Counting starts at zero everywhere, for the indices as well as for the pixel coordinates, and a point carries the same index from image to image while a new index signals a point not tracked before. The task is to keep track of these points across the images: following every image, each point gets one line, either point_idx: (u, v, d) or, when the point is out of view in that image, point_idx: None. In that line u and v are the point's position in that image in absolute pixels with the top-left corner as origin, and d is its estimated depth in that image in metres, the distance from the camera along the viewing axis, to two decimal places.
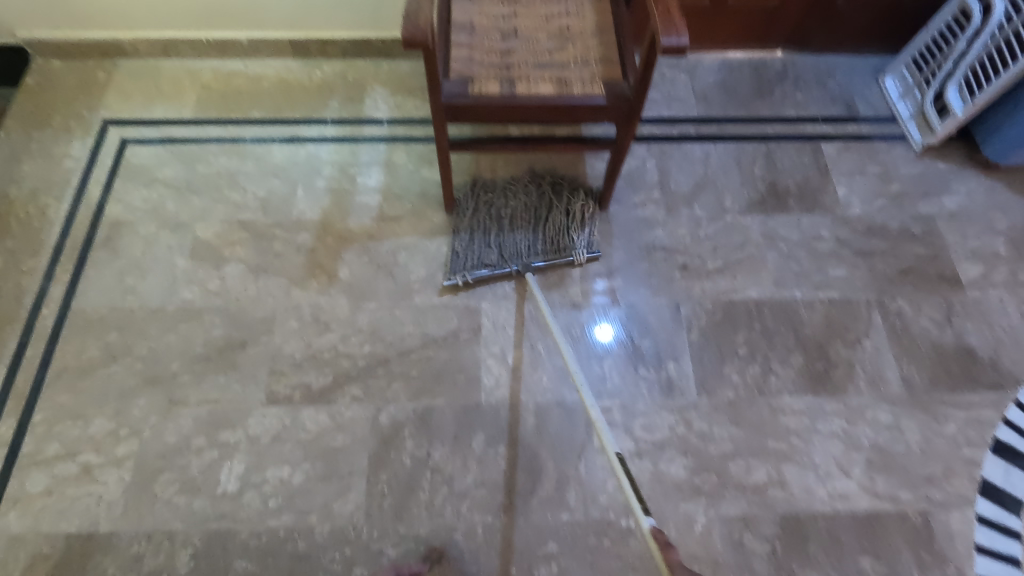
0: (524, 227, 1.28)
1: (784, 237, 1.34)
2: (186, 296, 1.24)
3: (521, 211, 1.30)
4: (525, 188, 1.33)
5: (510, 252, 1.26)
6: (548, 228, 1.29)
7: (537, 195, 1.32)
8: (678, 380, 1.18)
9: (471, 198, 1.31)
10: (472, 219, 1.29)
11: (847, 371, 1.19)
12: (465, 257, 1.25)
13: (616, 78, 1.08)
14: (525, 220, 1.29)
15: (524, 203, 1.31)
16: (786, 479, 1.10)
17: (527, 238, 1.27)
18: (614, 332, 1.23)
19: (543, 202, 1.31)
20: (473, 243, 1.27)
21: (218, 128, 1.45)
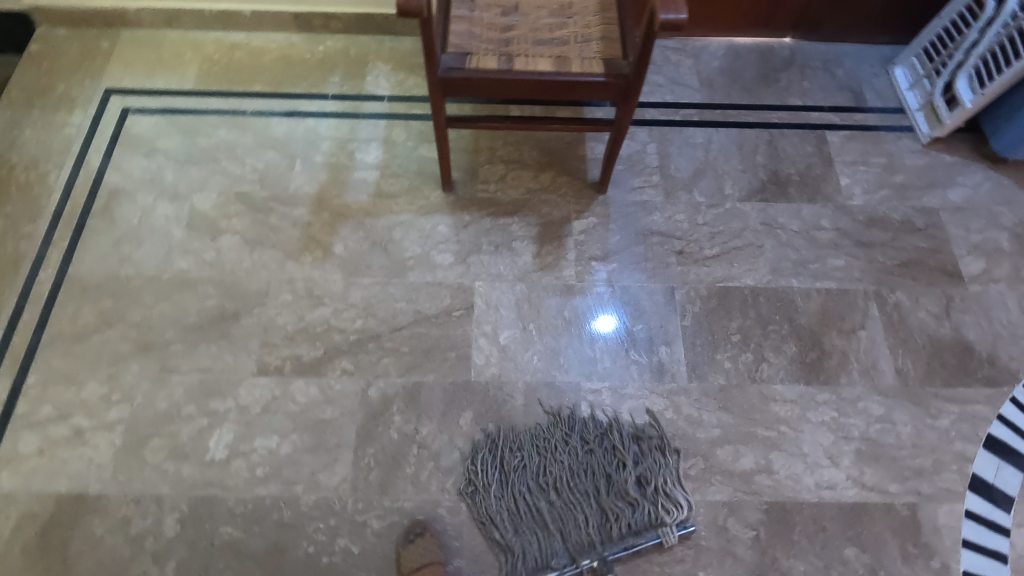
0: (581, 504, 1.05)
1: (783, 226, 1.33)
2: (181, 266, 1.25)
3: (570, 485, 1.07)
4: (572, 459, 1.09)
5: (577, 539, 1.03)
6: (616, 507, 1.05)
7: (591, 463, 1.08)
8: (669, 365, 1.17)
9: (504, 487, 1.06)
10: (511, 500, 1.05)
11: (840, 361, 1.18)
12: (512, 546, 1.02)
13: (617, 56, 1.07)
14: (579, 493, 1.06)
15: (572, 466, 1.08)
16: (774, 467, 1.09)
17: (591, 517, 1.04)
18: (616, 322, 1.21)
19: (596, 469, 1.08)
20: (517, 526, 1.04)
21: (219, 100, 1.45)
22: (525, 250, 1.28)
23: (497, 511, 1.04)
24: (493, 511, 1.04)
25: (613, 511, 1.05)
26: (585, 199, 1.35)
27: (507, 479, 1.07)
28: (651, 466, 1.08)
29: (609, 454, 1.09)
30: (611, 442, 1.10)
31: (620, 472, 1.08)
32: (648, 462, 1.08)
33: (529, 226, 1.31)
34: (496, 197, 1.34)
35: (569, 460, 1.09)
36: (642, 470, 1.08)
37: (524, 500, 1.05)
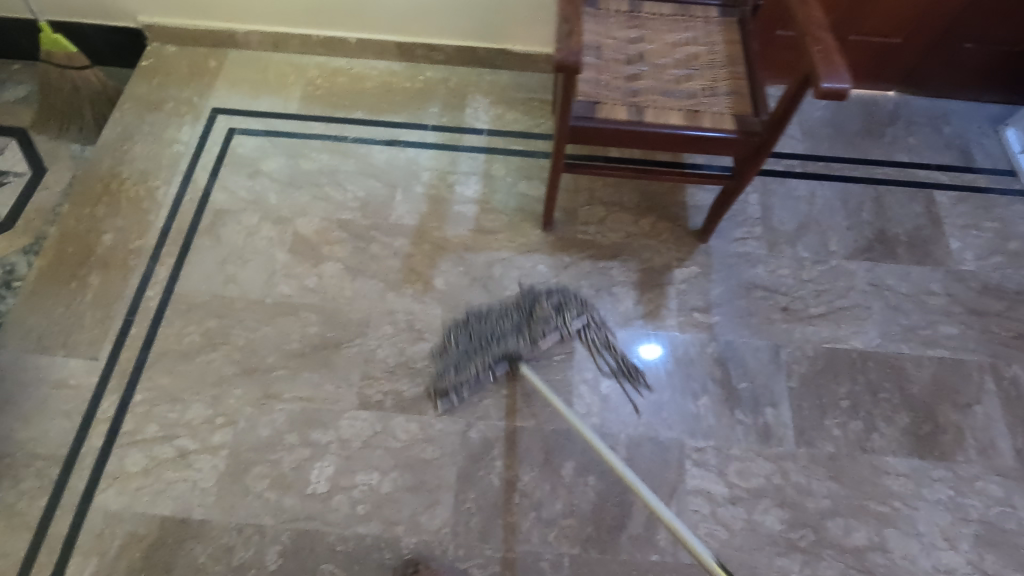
0: (505, 333, 1.12)
1: (892, 287, 1.29)
2: (284, 291, 1.25)
3: (494, 321, 1.13)
4: (488, 315, 1.15)
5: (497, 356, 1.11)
6: (536, 330, 1.12)
7: (520, 315, 1.13)
8: (775, 428, 1.14)
9: (450, 340, 1.16)
10: (454, 345, 1.15)
11: (955, 437, 1.14)
12: (453, 375, 1.12)
13: (748, 112, 1.05)
14: (495, 328, 1.13)
15: (493, 319, 1.14)
16: (887, 543, 1.05)
17: (512, 334, 1.11)
18: (658, 355, 1.21)
19: (518, 308, 1.14)
20: (456, 366, 1.12)
21: (321, 125, 1.46)
22: (626, 297, 1.26)
23: (444, 360, 1.15)
24: (443, 356, 1.16)
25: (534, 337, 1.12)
26: (687, 247, 1.32)
27: (452, 334, 1.16)
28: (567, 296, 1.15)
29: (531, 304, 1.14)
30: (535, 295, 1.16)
31: (536, 310, 1.13)
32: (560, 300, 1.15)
33: (630, 272, 1.29)
34: (596, 240, 1.33)
35: (492, 313, 1.15)
36: (558, 310, 1.13)
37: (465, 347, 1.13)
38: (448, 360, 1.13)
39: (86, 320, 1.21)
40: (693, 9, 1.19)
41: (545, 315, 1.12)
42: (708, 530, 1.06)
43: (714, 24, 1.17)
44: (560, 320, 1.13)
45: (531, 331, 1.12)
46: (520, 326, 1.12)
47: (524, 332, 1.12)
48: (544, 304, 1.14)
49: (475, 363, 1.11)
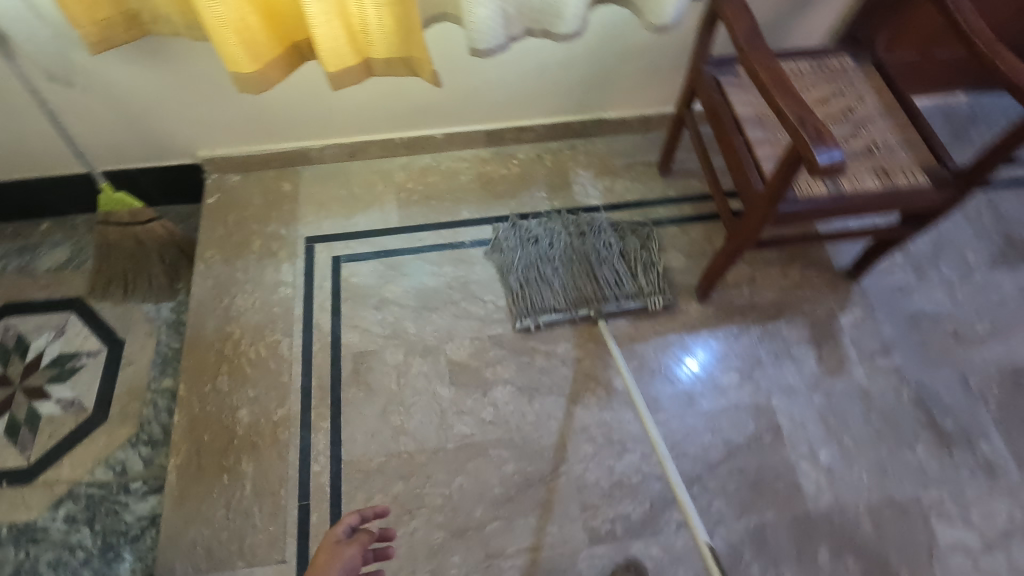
0: (592, 267, 1.25)
1: None
2: (462, 430, 1.15)
3: (575, 256, 1.27)
4: (562, 232, 1.30)
5: (579, 298, 1.23)
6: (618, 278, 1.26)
7: (604, 270, 1.25)
8: (997, 461, 1.14)
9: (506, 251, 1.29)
10: (517, 258, 1.28)
11: None
12: (524, 297, 1.25)
13: (933, 162, 1.04)
14: (571, 255, 1.27)
15: (564, 240, 1.29)
16: None
17: (584, 276, 1.25)
18: (702, 360, 1.22)
19: (596, 239, 1.28)
20: (529, 279, 1.26)
21: (432, 234, 1.36)
22: (806, 356, 1.24)
23: (514, 259, 1.28)
24: (506, 265, 1.29)
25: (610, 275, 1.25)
26: (842, 291, 1.31)
27: (517, 237, 1.30)
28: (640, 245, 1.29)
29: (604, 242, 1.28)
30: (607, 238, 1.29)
31: (610, 249, 1.28)
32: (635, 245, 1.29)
33: (799, 328, 1.26)
34: (753, 300, 1.29)
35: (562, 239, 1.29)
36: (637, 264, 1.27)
37: (547, 270, 1.26)
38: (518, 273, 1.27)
39: (257, 518, 1.07)
40: (828, 59, 1.17)
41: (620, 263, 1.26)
42: None
43: (855, 73, 1.15)
44: (637, 281, 1.26)
45: (604, 275, 1.25)
46: (596, 274, 1.25)
47: (599, 253, 1.26)
48: (620, 260, 1.27)
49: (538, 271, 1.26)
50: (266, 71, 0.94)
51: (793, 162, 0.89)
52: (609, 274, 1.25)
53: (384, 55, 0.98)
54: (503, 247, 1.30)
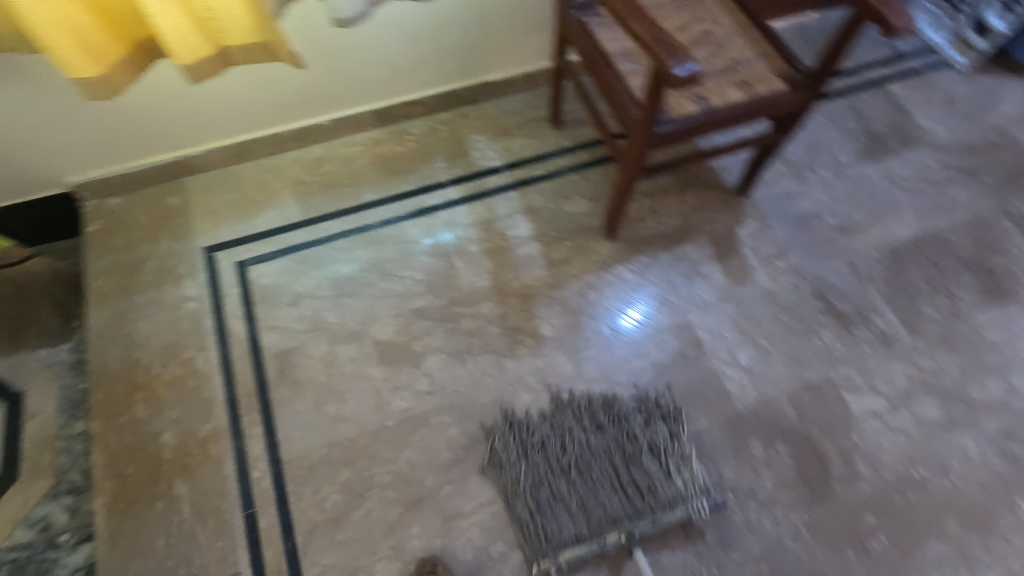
0: (600, 480, 1.03)
1: (903, 176, 1.45)
2: (400, 405, 1.14)
3: (582, 464, 1.05)
4: (581, 433, 1.08)
5: (600, 516, 1.00)
6: (636, 471, 1.03)
7: (604, 458, 1.05)
8: (890, 331, 1.26)
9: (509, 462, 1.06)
10: (523, 475, 1.04)
11: (1011, 277, 1.33)
12: (538, 530, 1.00)
13: (787, 68, 1.12)
14: (609, 494, 1.02)
15: (577, 445, 1.07)
16: (1019, 386, 1.20)
17: (611, 490, 1.02)
18: (643, 307, 1.26)
19: (618, 453, 1.05)
20: (542, 503, 1.02)
21: (337, 221, 1.34)
22: (713, 271, 1.31)
23: (524, 479, 1.04)
24: (511, 485, 1.05)
25: (640, 484, 1.02)
26: (736, 206, 1.39)
27: (523, 446, 1.07)
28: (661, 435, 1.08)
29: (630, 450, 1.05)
30: (620, 413, 1.10)
31: (643, 467, 1.04)
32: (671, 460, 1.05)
33: (703, 247, 1.34)
34: (658, 229, 1.35)
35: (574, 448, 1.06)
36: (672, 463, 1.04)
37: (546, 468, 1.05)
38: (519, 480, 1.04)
39: (202, 537, 1.03)
40: None
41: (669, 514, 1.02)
42: (893, 442, 1.14)
43: None
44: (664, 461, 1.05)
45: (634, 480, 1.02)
46: (620, 482, 1.03)
47: (626, 467, 1.04)
48: (650, 456, 1.05)
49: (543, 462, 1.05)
50: (113, 73, 0.89)
51: (657, 81, 0.93)
52: (641, 477, 1.03)
53: (240, 42, 0.94)
54: (503, 463, 1.07)
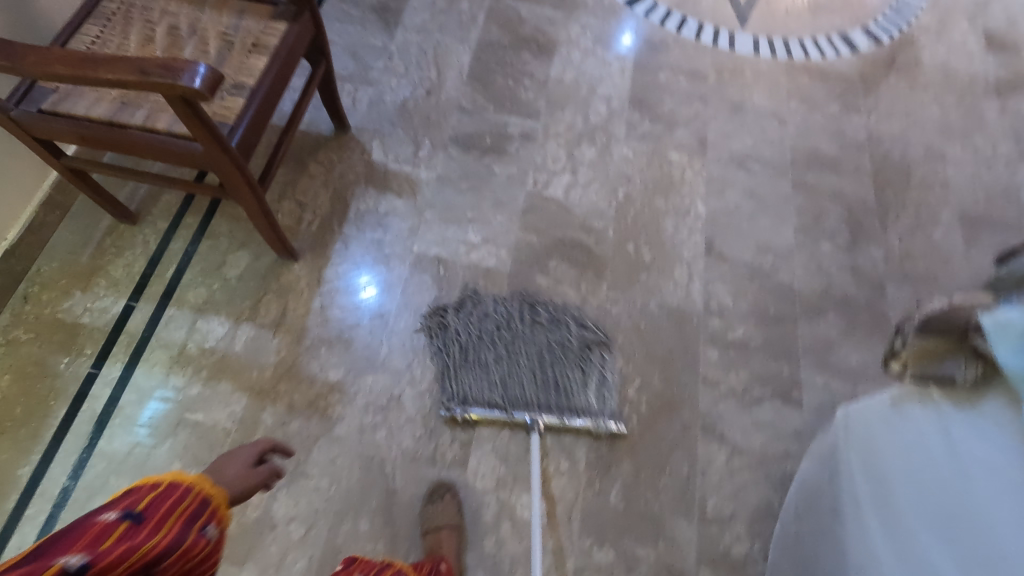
0: (535, 369, 1.11)
1: (425, 22, 1.60)
2: (300, 565, 0.98)
3: (514, 331, 1.15)
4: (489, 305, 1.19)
5: (550, 360, 1.13)
6: (572, 373, 1.12)
7: (551, 333, 1.17)
8: (524, 129, 1.46)
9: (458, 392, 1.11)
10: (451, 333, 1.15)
11: (541, 33, 1.63)
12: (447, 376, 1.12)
13: (271, 9, 1.07)
14: (533, 377, 1.11)
15: (490, 326, 1.16)
16: (608, 93, 1.55)
17: (555, 348, 1.15)
18: (375, 285, 1.22)
19: (556, 336, 1.17)
20: (485, 338, 1.15)
21: (24, 528, 0.97)
22: (391, 202, 1.32)
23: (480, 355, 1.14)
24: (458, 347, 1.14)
25: (584, 379, 1.13)
26: (352, 143, 1.38)
27: (458, 307, 1.19)
28: (598, 362, 1.16)
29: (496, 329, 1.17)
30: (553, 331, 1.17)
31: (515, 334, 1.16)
32: (599, 363, 1.16)
33: (366, 194, 1.32)
34: (321, 214, 1.29)
35: (489, 331, 1.16)
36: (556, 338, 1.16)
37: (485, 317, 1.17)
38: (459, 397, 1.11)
39: None
40: (102, 9, 1.04)
41: (566, 329, 1.18)
42: (594, 191, 1.39)
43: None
44: (587, 381, 1.13)
45: (570, 383, 1.11)
46: (543, 324, 1.18)
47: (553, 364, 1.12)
48: (584, 370, 1.13)
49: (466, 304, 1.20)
50: None
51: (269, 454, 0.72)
52: (574, 377, 1.12)
53: None
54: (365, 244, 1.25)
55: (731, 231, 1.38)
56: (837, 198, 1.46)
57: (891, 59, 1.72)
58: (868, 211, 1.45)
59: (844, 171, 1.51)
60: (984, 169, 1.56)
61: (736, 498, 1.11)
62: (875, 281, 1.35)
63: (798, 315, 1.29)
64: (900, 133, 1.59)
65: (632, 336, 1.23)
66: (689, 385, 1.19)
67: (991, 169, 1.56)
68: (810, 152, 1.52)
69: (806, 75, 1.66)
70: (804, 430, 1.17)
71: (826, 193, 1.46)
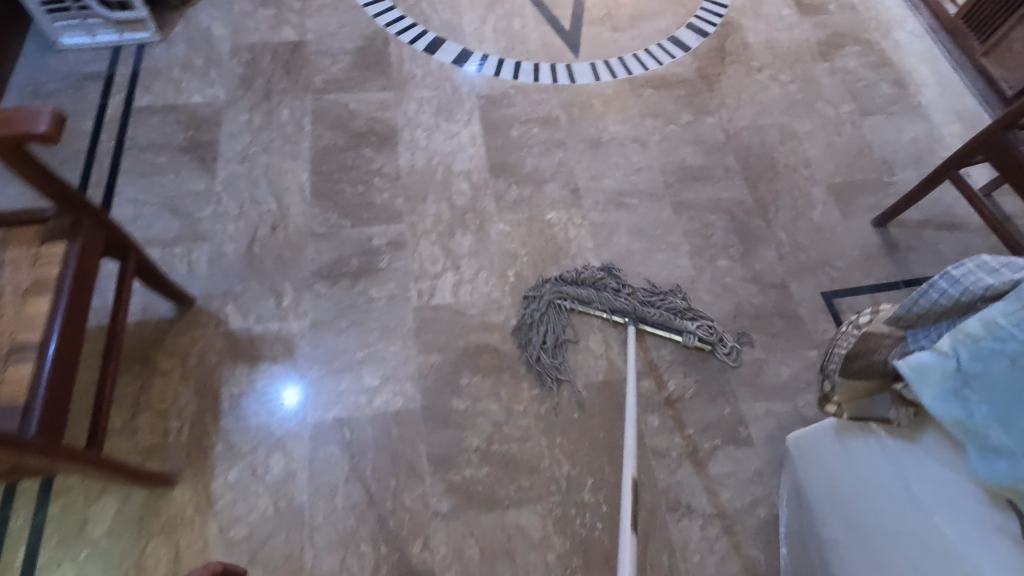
0: (628, 310, 1.26)
1: (247, 146, 1.43)
2: None
3: (600, 298, 1.27)
4: (564, 279, 1.30)
5: (644, 320, 1.25)
6: (661, 301, 1.28)
7: (638, 298, 1.28)
8: (390, 236, 1.34)
9: (540, 309, 1.25)
10: (525, 313, 1.25)
11: (377, 122, 1.50)
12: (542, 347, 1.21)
13: (42, 228, 0.88)
14: (635, 303, 1.26)
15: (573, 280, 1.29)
16: (466, 167, 1.45)
17: (643, 303, 1.27)
18: (301, 395, 1.14)
19: (639, 294, 1.29)
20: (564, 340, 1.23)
21: None
22: (267, 371, 1.16)
23: (593, 305, 1.27)
24: (541, 321, 1.24)
25: (670, 310, 1.27)
26: (202, 316, 1.20)
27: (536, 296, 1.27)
28: (676, 299, 1.29)
29: (622, 281, 1.30)
30: (625, 288, 1.30)
31: (636, 292, 1.29)
32: (674, 302, 1.28)
33: (235, 371, 1.15)
34: (189, 414, 1.10)
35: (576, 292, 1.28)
36: (667, 303, 1.28)
37: (562, 312, 1.26)
38: (534, 359, 1.20)
39: None
40: None
41: (646, 290, 1.31)
42: (484, 282, 1.30)
43: None
44: (675, 312, 1.27)
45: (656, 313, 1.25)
46: (623, 291, 1.28)
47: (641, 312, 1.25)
48: (661, 298, 1.29)
49: (550, 308, 1.26)
50: None
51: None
52: (659, 310, 1.26)
53: None
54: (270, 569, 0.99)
55: (631, 277, 1.33)
56: (718, 207, 1.45)
57: (722, 49, 1.75)
58: (750, 212, 1.45)
59: (716, 178, 1.50)
60: (836, 135, 1.61)
61: (723, 570, 1.06)
62: (779, 283, 1.36)
63: (720, 346, 1.26)
64: (753, 121, 1.62)
65: (571, 431, 1.14)
66: (642, 464, 1.13)
67: (842, 132, 1.62)
68: (679, 168, 1.51)
69: (651, 88, 1.65)
70: (765, 469, 1.14)
71: (707, 206, 1.45)
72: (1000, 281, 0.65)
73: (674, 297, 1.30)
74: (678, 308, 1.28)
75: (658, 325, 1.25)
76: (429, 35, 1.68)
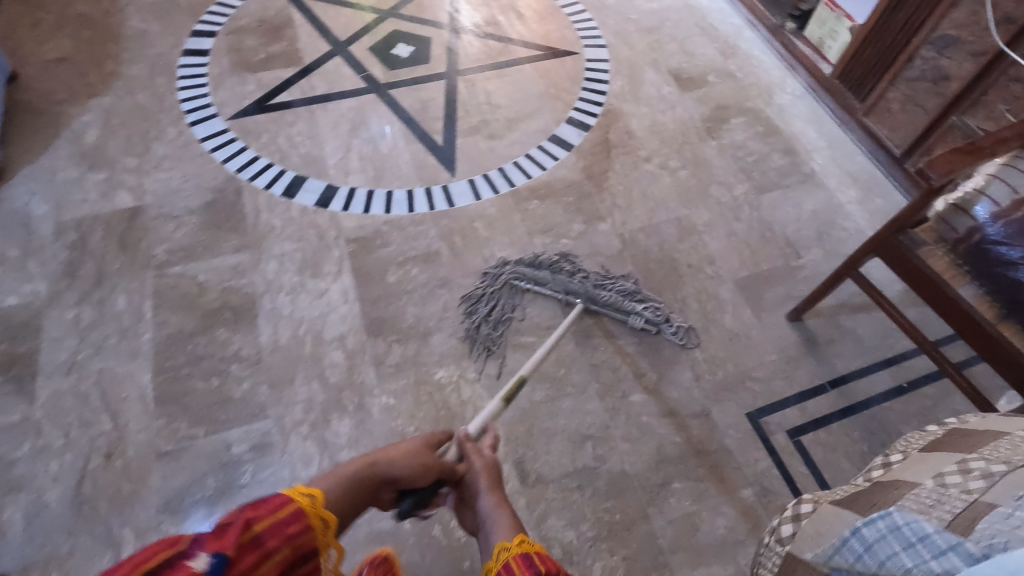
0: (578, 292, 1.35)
1: (74, 352, 1.22)
2: None
3: (553, 282, 1.36)
4: (523, 263, 1.40)
5: (593, 299, 1.33)
6: (613, 285, 1.37)
7: (591, 282, 1.37)
8: (253, 437, 1.14)
9: (497, 287, 1.35)
10: (485, 291, 1.35)
11: (232, 293, 1.32)
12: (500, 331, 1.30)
13: None
14: (587, 285, 1.36)
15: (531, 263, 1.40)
16: (338, 332, 1.28)
17: (595, 287, 1.36)
18: None
19: (593, 280, 1.38)
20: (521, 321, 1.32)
21: None
22: None
23: (548, 286, 1.36)
24: (499, 303, 1.34)
25: (619, 295, 1.35)
26: None
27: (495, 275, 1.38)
28: (628, 287, 1.38)
29: (577, 266, 1.40)
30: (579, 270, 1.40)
31: (590, 276, 1.39)
32: (625, 288, 1.37)
33: None
34: None
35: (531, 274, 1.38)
36: (617, 286, 1.37)
37: (520, 295, 1.36)
38: (474, 328, 1.30)
39: None
40: None
41: (601, 276, 1.40)
42: None
43: None
44: (625, 296, 1.36)
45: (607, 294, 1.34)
46: (576, 274, 1.38)
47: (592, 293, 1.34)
48: (615, 284, 1.38)
49: (505, 290, 1.36)
50: None
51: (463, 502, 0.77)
52: (609, 293, 1.35)
53: None
54: None
55: (538, 435, 1.18)
56: (623, 330, 1.32)
57: (606, 142, 1.66)
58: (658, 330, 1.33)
59: None
60: (735, 221, 1.53)
61: None
62: (699, 411, 1.23)
63: (645, 504, 1.11)
64: (647, 220, 1.52)
65: None
66: None
67: (741, 217, 1.54)
68: None
69: (536, 199, 1.53)
70: None
71: (611, 331, 1.32)
72: (917, 566, 0.53)
73: (626, 281, 1.39)
74: (630, 295, 1.36)
75: (603, 305, 1.34)
76: (288, 176, 1.52)
